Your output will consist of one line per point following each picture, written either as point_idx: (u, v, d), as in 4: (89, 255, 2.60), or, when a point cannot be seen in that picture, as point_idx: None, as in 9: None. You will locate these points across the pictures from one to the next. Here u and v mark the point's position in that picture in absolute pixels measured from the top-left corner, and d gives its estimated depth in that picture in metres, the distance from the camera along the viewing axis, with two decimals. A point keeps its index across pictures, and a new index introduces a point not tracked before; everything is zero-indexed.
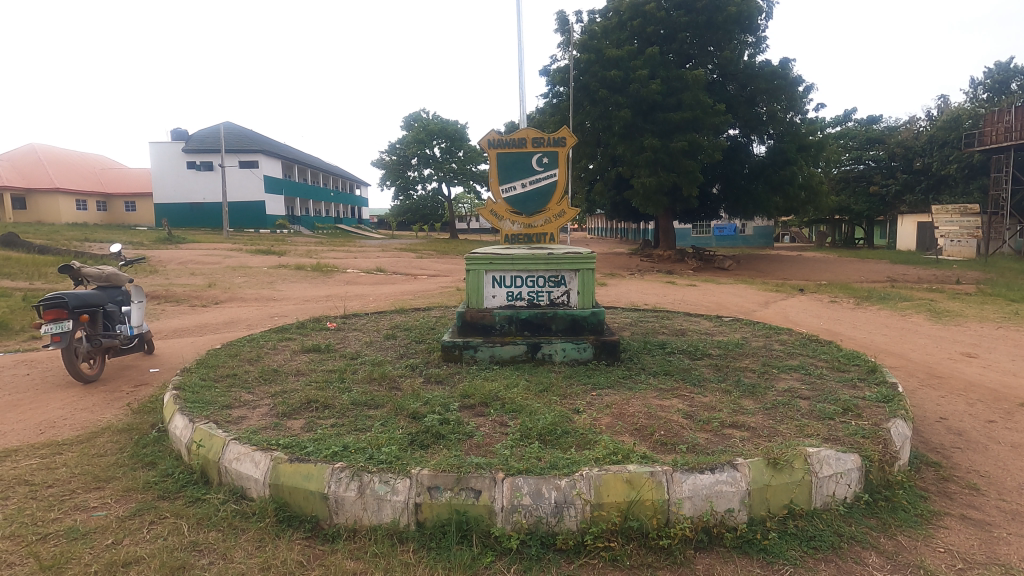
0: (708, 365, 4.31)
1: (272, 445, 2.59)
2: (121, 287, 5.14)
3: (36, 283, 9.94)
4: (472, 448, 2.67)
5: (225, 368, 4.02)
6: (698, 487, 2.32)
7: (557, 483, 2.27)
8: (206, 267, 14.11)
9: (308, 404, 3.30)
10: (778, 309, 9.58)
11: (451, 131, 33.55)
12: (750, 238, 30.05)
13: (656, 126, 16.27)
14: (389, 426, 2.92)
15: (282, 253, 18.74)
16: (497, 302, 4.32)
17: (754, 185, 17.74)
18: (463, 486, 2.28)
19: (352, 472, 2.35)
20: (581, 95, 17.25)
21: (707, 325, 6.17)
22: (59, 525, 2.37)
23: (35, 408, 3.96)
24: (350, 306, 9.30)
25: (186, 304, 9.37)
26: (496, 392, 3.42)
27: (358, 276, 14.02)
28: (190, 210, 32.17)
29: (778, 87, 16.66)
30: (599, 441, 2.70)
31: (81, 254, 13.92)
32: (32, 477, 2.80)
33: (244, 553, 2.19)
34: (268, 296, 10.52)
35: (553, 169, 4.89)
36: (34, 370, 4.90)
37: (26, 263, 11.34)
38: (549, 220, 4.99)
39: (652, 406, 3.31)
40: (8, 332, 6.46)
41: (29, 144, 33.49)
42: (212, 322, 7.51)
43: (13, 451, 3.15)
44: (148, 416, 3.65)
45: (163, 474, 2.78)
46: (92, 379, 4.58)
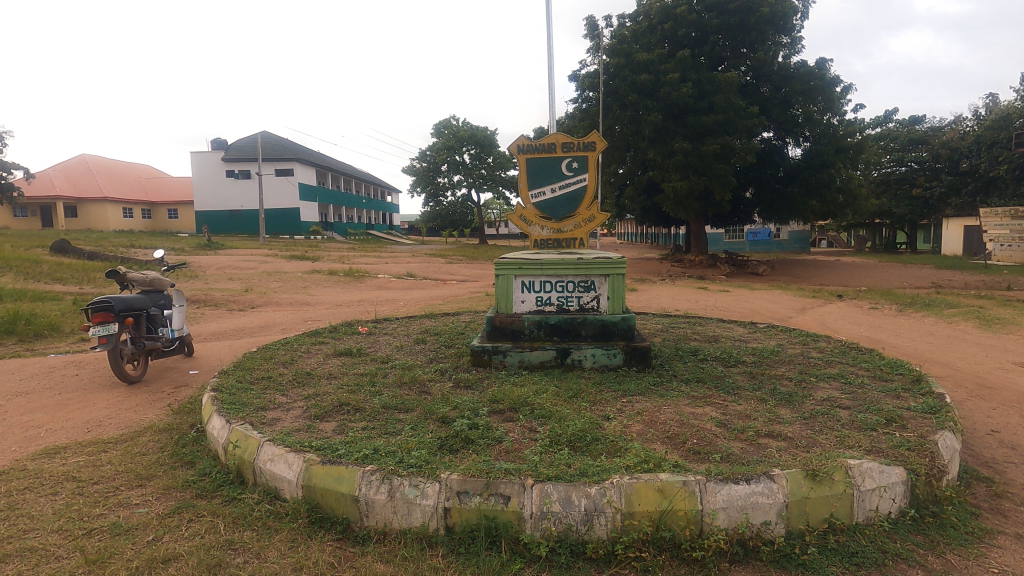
0: (742, 372, 4.21)
1: (305, 446, 2.64)
2: (164, 291, 5.32)
3: (86, 287, 10.40)
4: (501, 453, 2.66)
5: (260, 370, 4.13)
6: (733, 498, 2.26)
7: (588, 490, 2.25)
8: (244, 272, 14.52)
9: (340, 406, 3.35)
10: (815, 315, 9.31)
11: (481, 137, 33.84)
12: (785, 243, 29.41)
13: (687, 129, 16.04)
14: (419, 429, 2.94)
15: (316, 258, 19.25)
16: (526, 307, 4.33)
17: (789, 189, 17.38)
18: (492, 491, 2.27)
19: (382, 475, 2.37)
20: (611, 99, 17.18)
21: (741, 331, 6.02)
22: (103, 520, 2.46)
23: (84, 407, 4.12)
24: (381, 311, 9.44)
25: (224, 307, 9.68)
26: (525, 398, 3.41)
27: (389, 281, 14.23)
28: (229, 217, 33.19)
29: (814, 88, 16.27)
30: (631, 448, 2.66)
31: (127, 260, 14.52)
32: (80, 474, 2.92)
33: (277, 552, 2.22)
34: (301, 300, 10.77)
35: (584, 173, 4.87)
36: (83, 371, 5.10)
37: (77, 268, 11.90)
38: (578, 225, 4.96)
39: (684, 414, 3.24)
40: (59, 334, 6.79)
41: (80, 155, 35.17)
42: (249, 326, 7.73)
43: (63, 447, 3.30)
44: (188, 415, 3.78)
45: (201, 473, 2.86)
46: (136, 380, 4.75)
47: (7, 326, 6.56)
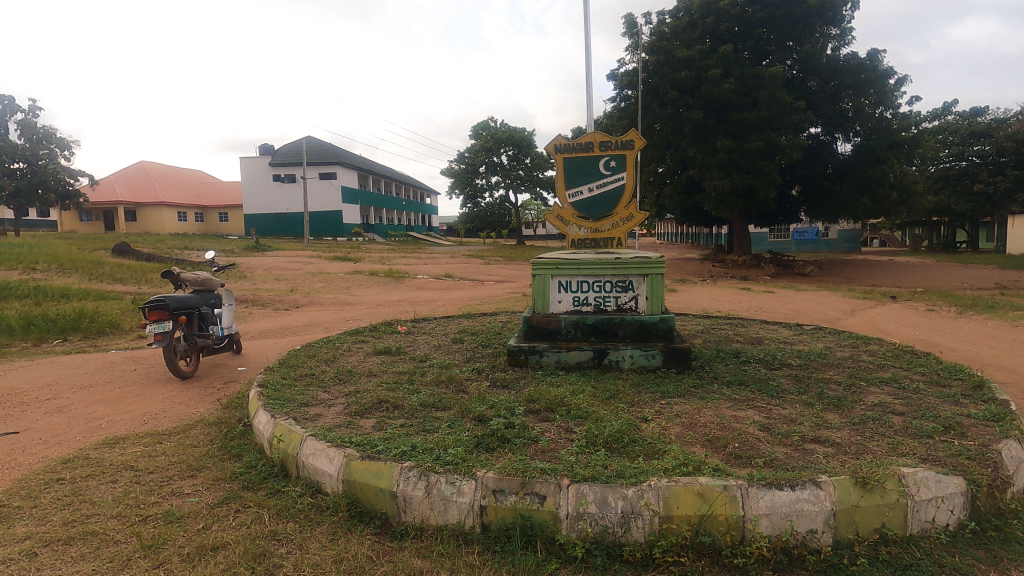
0: (787, 375, 4.07)
1: (346, 442, 2.70)
2: (214, 291, 5.55)
3: (144, 287, 10.96)
4: (537, 453, 2.66)
5: (304, 368, 4.25)
6: (777, 505, 2.19)
7: (624, 492, 2.22)
8: (289, 273, 14.99)
9: (379, 404, 3.41)
10: (866, 317, 8.92)
11: (519, 138, 33.91)
12: (834, 243, 28.46)
13: (730, 126, 15.65)
14: (456, 427, 2.97)
15: (358, 259, 19.72)
16: (563, 307, 4.31)
17: (839, 186, 16.73)
18: (528, 491, 2.27)
19: (419, 472, 2.40)
20: (650, 97, 16.93)
21: (786, 333, 5.83)
22: (158, 508, 2.58)
23: (142, 400, 4.34)
24: (420, 311, 9.54)
25: (271, 307, 10.03)
26: (561, 398, 3.39)
27: (428, 281, 14.43)
28: (275, 220, 34.36)
29: (865, 80, 15.61)
30: (669, 451, 2.61)
31: (181, 262, 15.15)
32: (137, 463, 3.08)
33: (318, 545, 2.28)
34: (344, 300, 11.05)
35: (622, 173, 4.82)
36: (140, 366, 5.38)
37: (136, 270, 12.54)
38: (616, 225, 4.91)
39: (726, 417, 3.16)
40: (119, 331, 7.17)
41: (139, 162, 37.07)
42: (293, 325, 7.98)
43: (122, 438, 3.48)
44: (235, 410, 3.93)
45: (248, 466, 2.97)
46: (188, 376, 4.96)
47: (72, 323, 6.97)
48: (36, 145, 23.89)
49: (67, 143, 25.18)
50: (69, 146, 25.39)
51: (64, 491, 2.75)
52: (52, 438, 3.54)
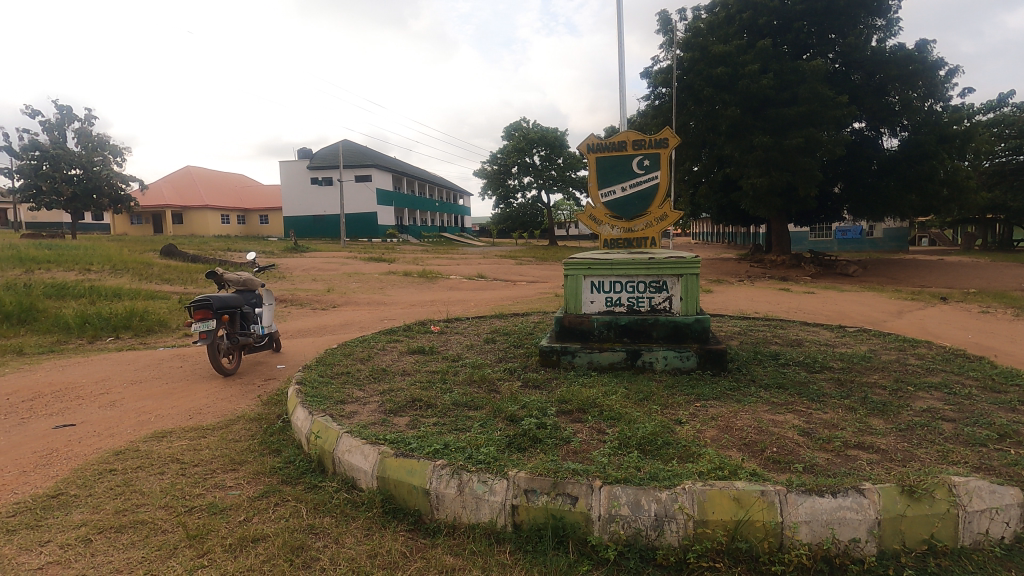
0: (829, 379, 3.94)
1: (380, 439, 2.75)
2: (256, 290, 5.72)
3: (189, 287, 11.39)
4: (569, 454, 2.65)
5: (340, 366, 4.34)
6: (817, 512, 2.12)
7: (658, 495, 2.19)
8: (326, 274, 15.33)
9: (413, 402, 3.46)
10: (914, 319, 8.56)
11: (551, 138, 33.84)
12: (878, 241, 27.32)
13: (768, 122, 15.25)
14: (488, 427, 2.99)
15: (392, 260, 20.02)
16: (596, 308, 4.28)
17: (884, 183, 16.16)
18: (560, 491, 2.26)
19: (452, 470, 2.43)
20: (685, 95, 16.66)
21: (828, 335, 5.65)
22: (202, 500, 2.68)
23: (187, 396, 4.52)
24: (453, 311, 9.62)
25: (308, 306, 10.29)
26: (593, 399, 3.37)
27: (461, 282, 14.54)
28: (313, 222, 35.24)
29: (913, 72, 14.98)
30: (704, 454, 2.57)
31: (224, 263, 15.67)
32: (183, 456, 3.20)
33: (354, 539, 2.33)
34: (378, 300, 11.23)
35: (655, 171, 4.75)
36: (187, 363, 5.60)
37: (182, 270, 13.05)
38: (650, 224, 4.85)
39: (763, 421, 3.08)
40: (166, 330, 7.47)
41: (186, 167, 38.59)
42: (330, 324, 8.16)
43: (169, 432, 3.63)
44: (275, 407, 4.05)
45: (287, 461, 3.06)
46: (231, 373, 5.14)
47: (124, 321, 7.30)
48: (91, 152, 25.09)
49: (120, 150, 26.35)
50: (122, 152, 26.57)
51: (116, 481, 2.89)
52: (105, 430, 3.72)
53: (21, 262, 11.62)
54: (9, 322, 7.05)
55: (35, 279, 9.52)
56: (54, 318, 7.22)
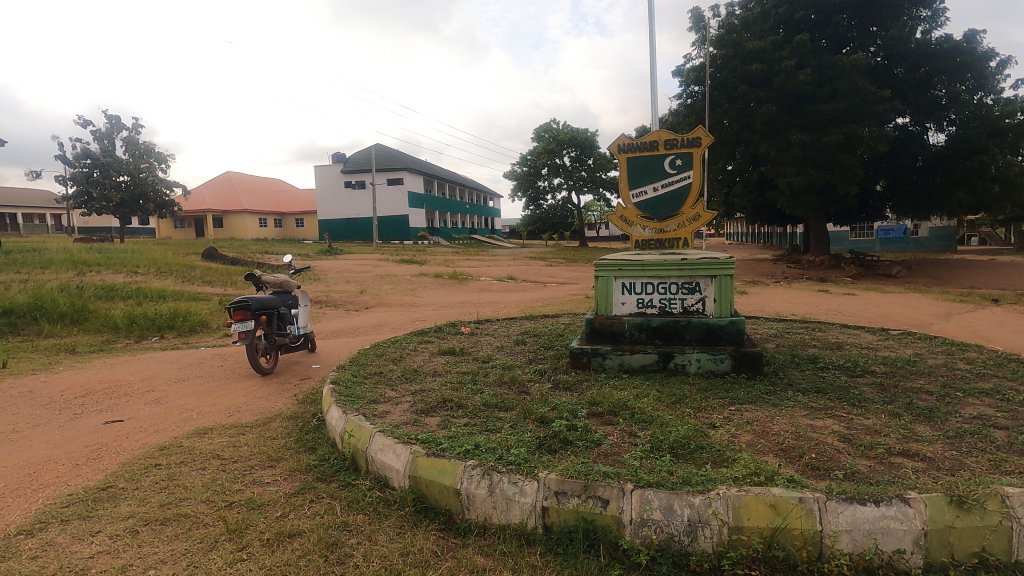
0: (871, 384, 3.80)
1: (412, 439, 2.79)
2: (292, 292, 5.87)
3: (229, 289, 11.76)
4: (599, 456, 2.63)
5: (373, 366, 4.42)
6: (859, 521, 2.06)
7: (691, 499, 2.15)
8: (359, 276, 15.62)
9: (444, 403, 3.50)
10: (962, 322, 8.18)
11: (581, 139, 33.69)
12: (924, 241, 26.34)
13: (805, 119, 14.83)
14: (518, 428, 2.99)
15: (424, 262, 20.24)
16: (627, 309, 4.24)
17: (930, 180, 15.58)
18: (591, 494, 2.25)
19: (482, 471, 2.44)
20: (718, 92, 16.37)
21: (870, 338, 5.45)
22: (241, 495, 2.77)
23: (227, 394, 4.67)
24: (483, 312, 9.67)
25: (342, 308, 10.50)
26: (624, 401, 3.34)
27: (491, 283, 14.61)
28: (347, 225, 35.93)
29: (961, 64, 14.36)
30: (739, 458, 2.51)
31: (262, 265, 16.13)
32: (223, 453, 3.31)
33: (386, 537, 2.37)
34: (410, 302, 11.37)
35: (688, 171, 4.68)
36: (227, 362, 5.78)
37: (222, 273, 13.48)
38: (682, 225, 4.78)
39: (801, 426, 3.00)
40: (207, 330, 7.73)
41: (226, 173, 39.89)
42: (363, 325, 8.30)
43: (210, 429, 3.76)
44: (311, 405, 4.15)
45: (321, 459, 3.13)
46: (269, 372, 5.28)
47: (169, 322, 7.58)
48: (139, 159, 26.18)
49: (165, 157, 27.40)
50: (166, 159, 27.63)
51: (161, 476, 3.00)
52: (151, 426, 3.88)
53: (74, 265, 12.20)
54: (63, 322, 7.41)
55: (86, 281, 10.00)
56: (104, 318, 7.56)
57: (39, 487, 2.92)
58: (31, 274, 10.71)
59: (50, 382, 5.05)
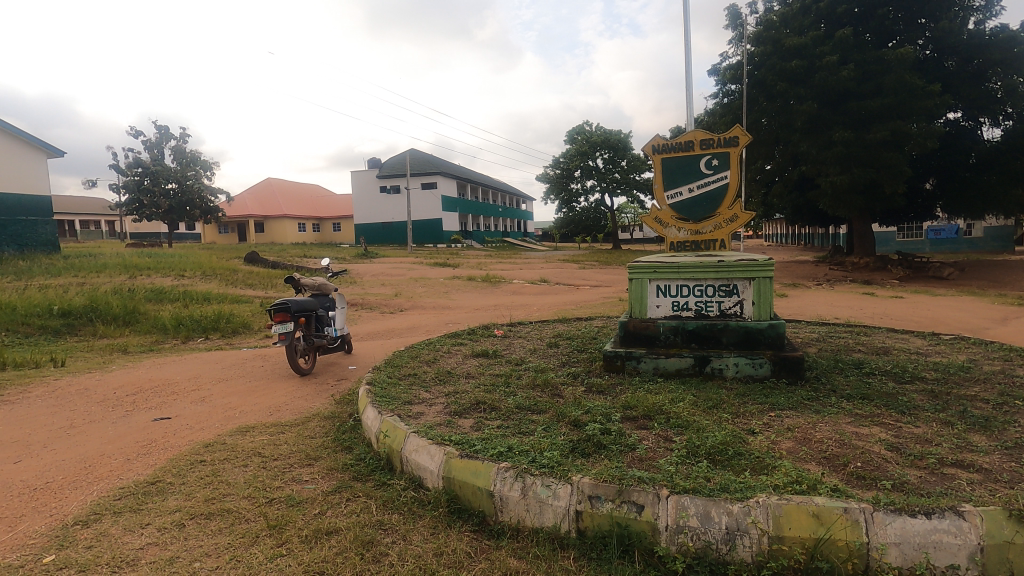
0: (921, 391, 3.63)
1: (445, 440, 2.81)
2: (329, 295, 6.01)
3: (269, 292, 12.12)
4: (634, 461, 2.59)
5: (407, 367, 4.48)
6: (909, 534, 1.97)
7: (729, 507, 2.10)
8: (394, 279, 15.87)
9: (477, 405, 3.51)
10: (1021, 327, 7.75)
11: (614, 141, 33.44)
12: (978, 241, 24.85)
13: (848, 116, 14.34)
14: (552, 431, 2.98)
15: (456, 265, 20.41)
16: (662, 313, 4.17)
17: (984, 177, 14.83)
18: (625, 499, 2.22)
19: (515, 473, 2.44)
20: (756, 91, 15.99)
21: (919, 343, 5.21)
22: (281, 492, 2.84)
23: (268, 394, 4.81)
24: (516, 316, 9.67)
25: (377, 310, 10.68)
26: (660, 405, 3.29)
27: (524, 286, 14.62)
28: (382, 229, 36.56)
29: (1018, 55, 13.66)
30: (779, 466, 2.44)
31: (300, 269, 16.57)
32: (264, 450, 3.41)
33: (420, 537, 2.39)
34: (443, 304, 11.49)
35: (725, 171, 4.59)
36: (267, 363, 5.95)
37: (263, 276, 13.90)
38: (719, 226, 4.68)
39: (846, 433, 2.89)
40: (249, 332, 7.98)
41: (267, 179, 41.17)
42: (398, 327, 8.43)
43: (252, 427, 3.88)
44: (347, 405, 4.23)
45: (358, 458, 3.18)
46: (307, 373, 5.42)
47: (213, 323, 7.86)
48: (186, 167, 27.27)
49: (210, 165, 28.46)
50: (211, 167, 28.70)
51: (206, 472, 3.11)
52: (197, 424, 4.03)
53: (126, 269, 12.78)
54: (116, 323, 7.77)
55: (137, 285, 10.47)
56: (153, 320, 7.88)
57: (93, 481, 3.06)
58: (87, 278, 11.29)
59: (104, 380, 5.30)
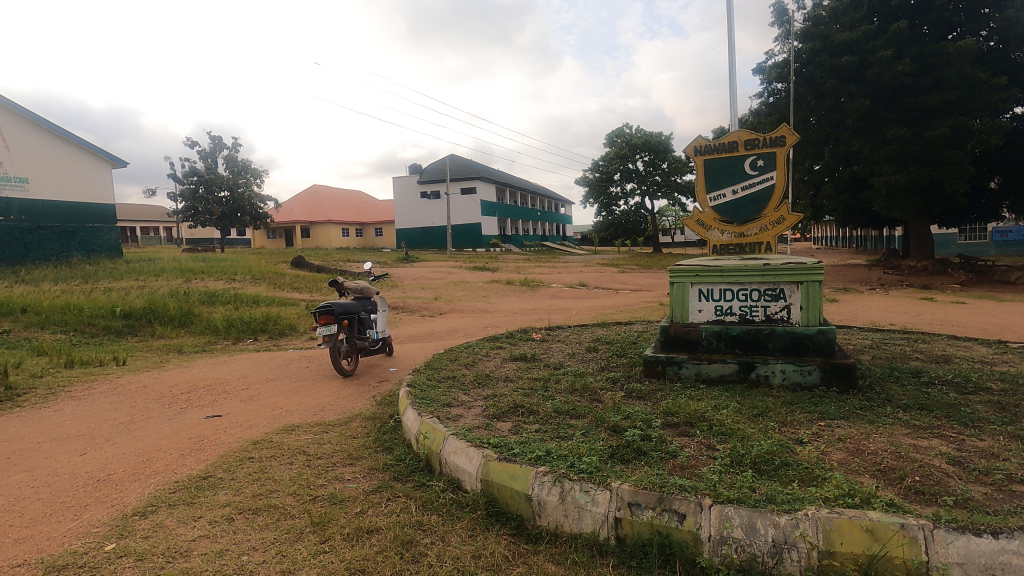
0: (986, 402, 3.41)
1: (484, 443, 2.82)
2: (371, 298, 6.14)
3: (315, 295, 12.49)
4: (675, 468, 2.54)
5: (447, 370, 4.53)
6: (973, 554, 1.85)
7: (776, 519, 2.03)
8: (434, 282, 16.09)
9: (515, 408, 3.51)
10: None
11: (655, 143, 32.97)
12: None
13: (904, 113, 13.70)
14: (590, 436, 2.95)
15: (495, 269, 20.52)
16: (704, 317, 4.08)
17: None
18: (666, 507, 2.17)
19: (554, 478, 2.42)
20: (804, 89, 15.48)
21: (984, 351, 4.91)
22: (325, 490, 2.91)
23: (312, 394, 4.95)
24: (555, 319, 9.67)
25: (418, 313, 10.85)
26: (702, 412, 3.21)
27: (562, 290, 14.57)
28: (422, 233, 37.14)
29: None
30: (830, 478, 2.34)
31: (344, 273, 17.01)
32: (309, 449, 3.51)
33: (459, 539, 2.41)
34: (482, 308, 11.58)
35: (771, 172, 4.46)
36: (312, 364, 6.13)
37: (309, 280, 14.35)
38: (764, 228, 4.55)
39: (902, 445, 2.75)
40: (296, 334, 8.24)
41: (313, 186, 42.48)
42: (437, 330, 8.54)
43: (298, 426, 4.00)
44: (388, 406, 4.31)
45: (398, 459, 3.24)
46: (350, 374, 5.54)
47: (262, 325, 8.15)
48: (237, 175, 28.42)
49: (260, 173, 29.56)
50: (261, 175, 29.81)
51: (254, 468, 3.23)
52: (246, 422, 4.18)
53: (182, 272, 13.42)
54: (173, 324, 8.16)
55: (192, 288, 10.97)
56: (206, 322, 8.24)
57: (150, 474, 3.22)
58: (147, 282, 11.92)
59: (162, 378, 5.57)
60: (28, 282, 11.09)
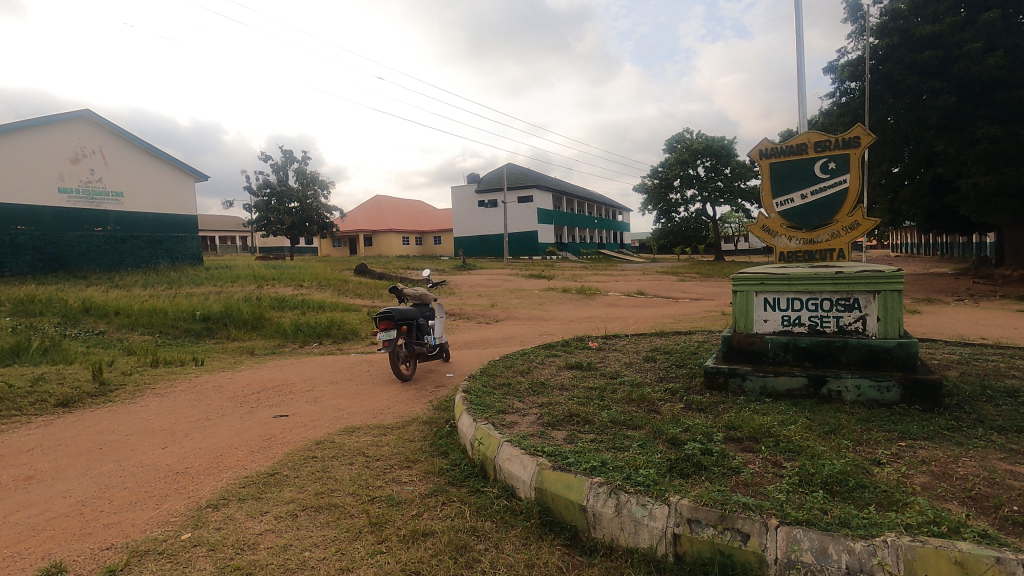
0: None
1: (538, 450, 2.80)
2: (429, 304, 6.25)
3: (376, 301, 12.90)
4: (738, 485, 2.43)
5: (501, 377, 4.55)
6: None
7: (851, 544, 1.90)
8: (490, 290, 16.24)
9: (571, 417, 3.47)
10: None
11: (717, 147, 32.00)
12: None
13: (996, 109, 12.66)
14: (648, 448, 2.87)
15: (552, 277, 20.48)
16: (770, 327, 3.89)
17: None
18: (728, 526, 2.07)
19: (609, 489, 2.36)
20: (881, 87, 14.58)
21: None
22: (382, 491, 2.98)
23: (371, 397, 5.09)
24: (612, 328, 9.53)
25: (474, 320, 10.98)
26: (768, 427, 3.05)
27: (620, 298, 14.35)
28: (480, 241, 37.63)
29: None
30: (913, 503, 2.16)
31: (403, 280, 17.50)
32: (368, 450, 3.61)
33: (513, 547, 2.40)
34: (538, 315, 11.57)
35: (844, 174, 4.21)
36: (372, 368, 6.32)
37: (370, 286, 14.85)
38: (837, 234, 4.31)
39: (996, 471, 2.50)
40: (357, 338, 8.53)
41: (376, 197, 44.01)
42: (493, 337, 8.61)
43: (358, 428, 4.12)
44: (444, 412, 4.38)
45: (453, 464, 3.27)
46: (408, 379, 5.66)
47: (326, 330, 8.50)
48: (306, 187, 29.87)
49: (326, 184, 30.93)
50: (328, 186, 31.19)
51: (317, 467, 3.35)
52: (310, 422, 4.36)
53: (255, 279, 14.25)
54: (245, 328, 8.65)
55: (264, 294, 11.61)
56: (275, 326, 8.68)
57: (223, 468, 3.41)
58: (223, 287, 12.71)
59: (235, 378, 5.90)
60: (122, 286, 12.12)
